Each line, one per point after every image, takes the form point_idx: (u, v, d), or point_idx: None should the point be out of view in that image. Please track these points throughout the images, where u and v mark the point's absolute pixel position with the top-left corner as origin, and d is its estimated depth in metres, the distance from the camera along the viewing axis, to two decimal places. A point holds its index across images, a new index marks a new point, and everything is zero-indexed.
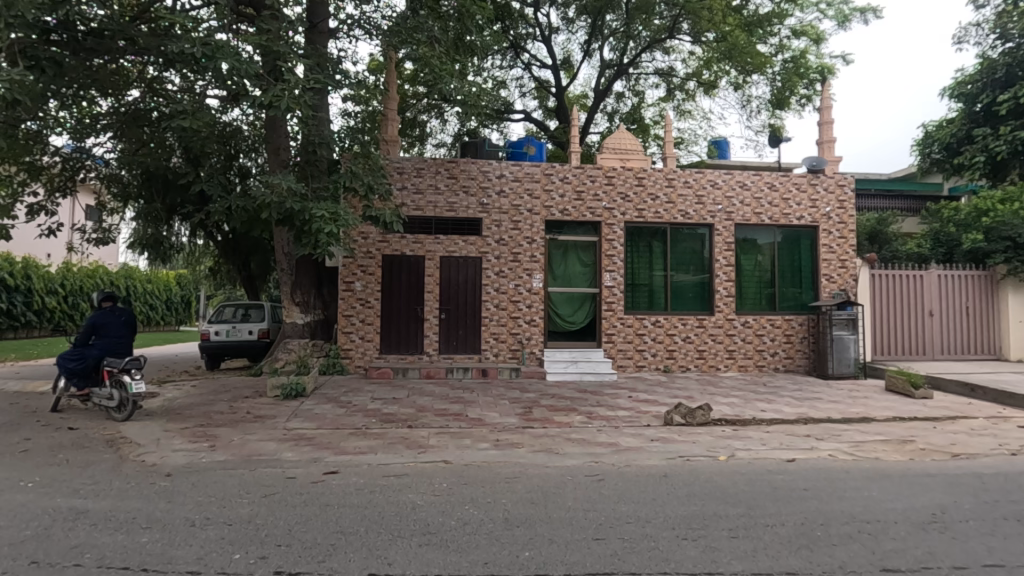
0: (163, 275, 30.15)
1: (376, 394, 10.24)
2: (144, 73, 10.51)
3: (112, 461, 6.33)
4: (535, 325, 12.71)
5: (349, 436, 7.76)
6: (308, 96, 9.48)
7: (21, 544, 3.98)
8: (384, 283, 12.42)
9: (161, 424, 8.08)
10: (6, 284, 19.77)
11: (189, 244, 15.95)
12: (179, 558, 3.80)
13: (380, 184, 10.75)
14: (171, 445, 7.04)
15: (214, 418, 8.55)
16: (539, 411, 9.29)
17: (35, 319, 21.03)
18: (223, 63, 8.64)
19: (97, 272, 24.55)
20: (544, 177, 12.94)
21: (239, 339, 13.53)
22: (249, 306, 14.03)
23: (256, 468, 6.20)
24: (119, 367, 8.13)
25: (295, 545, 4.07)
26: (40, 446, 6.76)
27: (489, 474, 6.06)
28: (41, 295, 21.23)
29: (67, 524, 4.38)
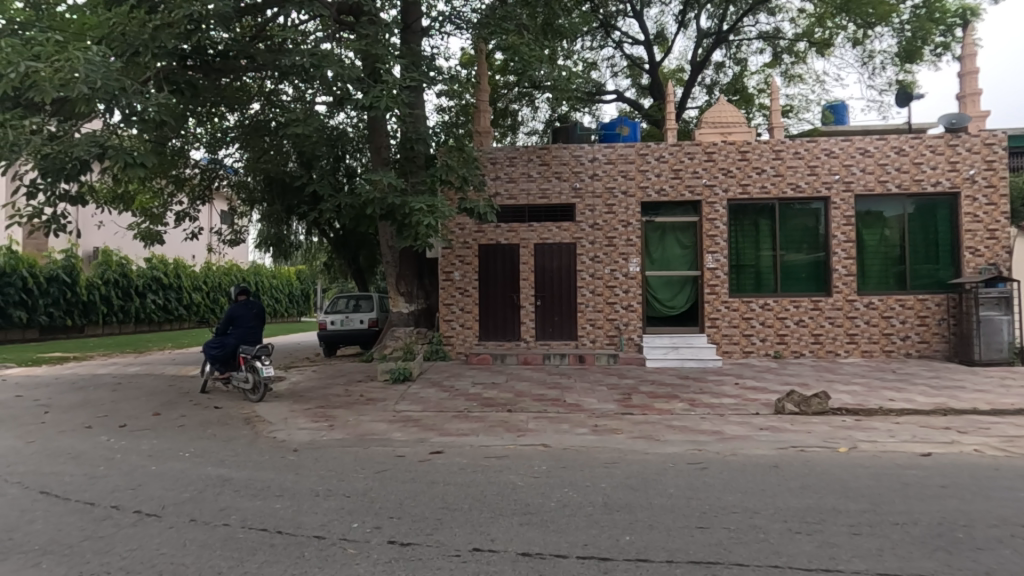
0: (286, 271, 33.19)
1: (476, 380, 10.62)
2: (262, 87, 11.58)
3: (249, 436, 7.14)
4: (633, 311, 12.45)
5: (453, 419, 8.12)
6: (404, 95, 9.94)
7: (182, 504, 4.63)
8: (481, 272, 12.76)
9: (288, 405, 8.97)
10: (162, 282, 22.89)
11: (306, 242, 17.42)
12: (306, 524, 4.22)
13: (474, 176, 11.00)
14: (298, 424, 7.79)
15: (332, 400, 9.34)
16: (639, 397, 9.11)
17: (185, 313, 24.18)
18: (329, 71, 9.29)
19: (233, 269, 27.64)
20: (638, 157, 12.55)
21: (352, 328, 14.59)
22: (360, 297, 15.09)
23: (370, 446, 6.69)
24: (252, 354, 9.14)
25: (405, 518, 4.35)
26: (193, 422, 7.78)
27: (587, 459, 6.06)
28: (189, 291, 24.33)
29: (215, 489, 5.01)
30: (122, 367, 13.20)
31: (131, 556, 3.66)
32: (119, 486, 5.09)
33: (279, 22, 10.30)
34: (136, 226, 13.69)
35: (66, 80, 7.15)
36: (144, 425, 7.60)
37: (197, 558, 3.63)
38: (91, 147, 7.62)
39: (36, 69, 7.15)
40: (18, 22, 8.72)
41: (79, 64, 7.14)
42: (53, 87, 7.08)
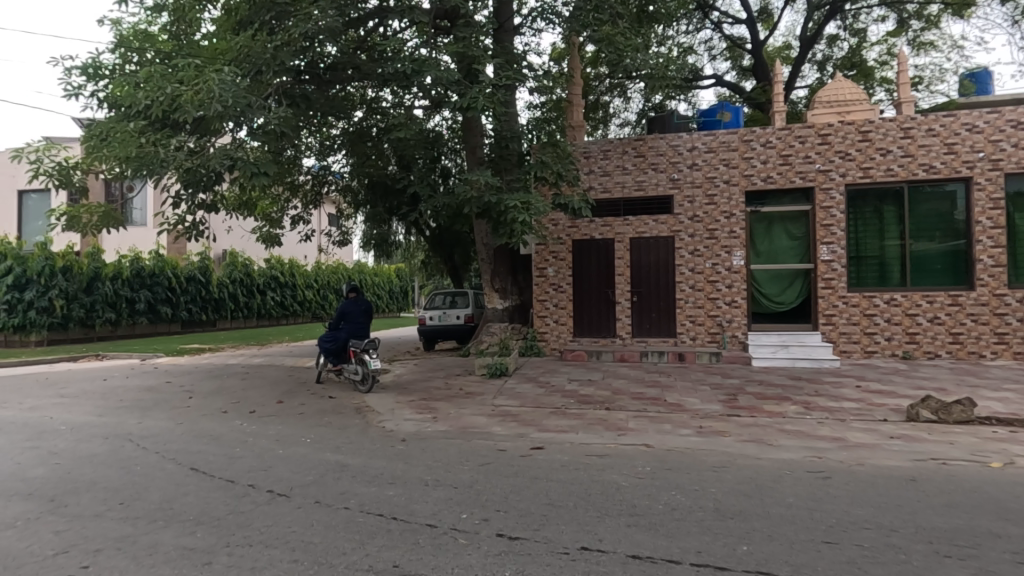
0: (386, 268, 35.04)
1: (572, 376, 10.57)
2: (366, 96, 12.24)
3: (361, 425, 7.60)
4: (737, 307, 11.78)
5: (551, 415, 8.14)
6: (499, 94, 10.06)
7: (307, 486, 5.01)
8: (576, 267, 12.67)
9: (394, 396, 9.44)
10: (280, 280, 25.05)
11: (405, 241, 18.24)
12: (419, 511, 4.41)
13: (569, 171, 10.91)
14: (403, 415, 8.18)
15: (434, 393, 9.71)
16: (746, 399, 8.60)
17: (299, 308, 26.31)
18: (429, 75, 9.61)
19: (340, 268, 29.62)
20: (742, 144, 11.83)
21: (449, 323, 15.06)
22: (456, 294, 15.54)
23: (472, 439, 6.87)
24: (361, 348, 9.78)
25: (511, 512, 4.41)
26: (311, 410, 8.42)
27: (694, 462, 5.81)
28: (302, 289, 26.44)
29: (335, 474, 5.38)
30: (249, 358, 14.60)
31: (267, 532, 4.01)
32: (254, 466, 5.61)
33: (381, 32, 10.81)
34: (258, 230, 15.05)
35: (204, 101, 7.95)
36: (270, 411, 8.34)
37: (324, 537, 3.91)
38: (224, 160, 8.43)
39: (181, 92, 8.03)
40: (165, 52, 9.85)
41: (214, 85, 7.91)
42: (194, 108, 7.91)
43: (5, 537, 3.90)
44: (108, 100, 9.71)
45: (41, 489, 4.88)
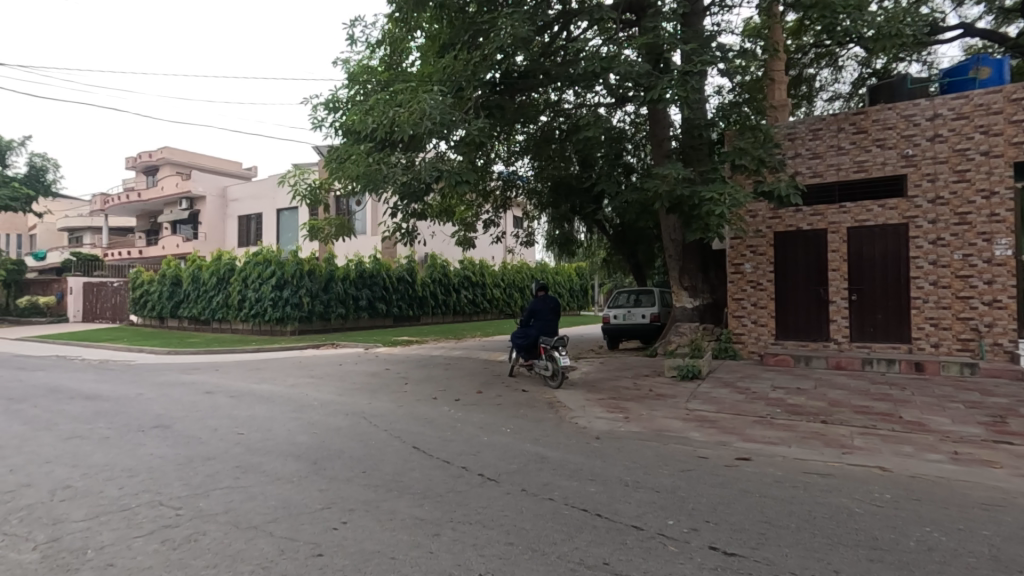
0: (567, 267, 35.78)
1: (776, 383, 9.57)
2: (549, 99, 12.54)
3: (555, 420, 7.81)
4: (1001, 308, 9.51)
5: (755, 424, 7.46)
6: (692, 80, 9.47)
7: (513, 474, 5.30)
8: (779, 263, 11.43)
9: (583, 393, 9.55)
10: (472, 280, 27.17)
11: (587, 239, 18.34)
12: (623, 512, 4.36)
13: (773, 156, 9.86)
14: (595, 413, 8.21)
15: (623, 392, 9.59)
16: (1020, 422, 6.87)
17: (488, 306, 28.23)
18: (617, 71, 9.47)
19: (524, 267, 31.06)
20: (1009, 104, 9.51)
21: (634, 322, 14.73)
22: (640, 293, 15.16)
23: (668, 443, 6.61)
24: (551, 344, 10.03)
25: (723, 525, 4.12)
26: (508, 402, 8.93)
27: (952, 494, 4.81)
28: (490, 287, 28.34)
29: (537, 464, 5.61)
30: (449, 350, 16.07)
31: (481, 513, 4.32)
32: (464, 450, 6.12)
33: (565, 36, 11.01)
34: (456, 234, 16.46)
35: (417, 120, 8.90)
36: (472, 401, 9.05)
37: (534, 525, 4.08)
38: (432, 172, 9.35)
39: (399, 115, 9.10)
40: (383, 82, 11.30)
41: (425, 105, 8.81)
42: (409, 127, 8.89)
43: (286, 489, 4.82)
44: (342, 128, 11.46)
45: (305, 452, 5.95)
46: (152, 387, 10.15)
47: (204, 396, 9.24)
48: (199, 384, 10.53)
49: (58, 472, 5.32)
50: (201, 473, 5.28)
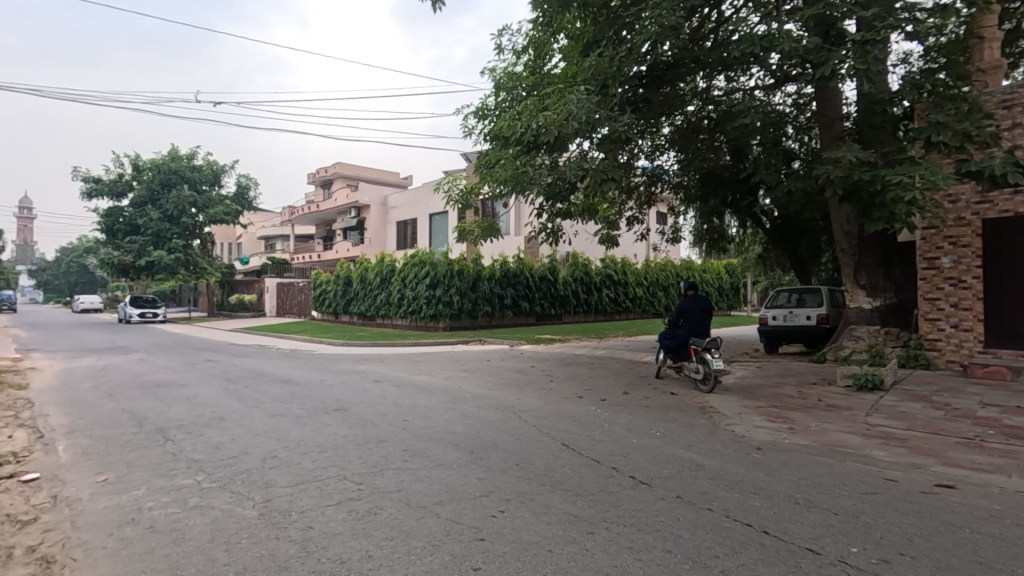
0: (715, 264, 33.67)
1: (987, 399, 8.03)
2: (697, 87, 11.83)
3: (709, 427, 7.39)
4: None
5: (959, 446, 6.33)
6: (875, 50, 8.28)
7: (667, 479, 5.12)
8: (989, 256, 9.59)
9: (739, 400, 8.90)
10: (614, 278, 26.83)
11: (740, 234, 17.05)
12: (794, 532, 3.98)
13: (982, 128, 8.29)
14: (754, 422, 7.61)
15: (786, 401, 8.75)
16: None
17: (630, 305, 27.64)
18: (780, 49, 8.61)
19: (668, 265, 29.84)
20: None
21: (797, 324, 13.35)
22: (804, 292, 13.73)
23: (845, 460, 5.90)
24: (702, 346, 9.49)
25: (923, 560, 3.57)
26: (657, 404, 8.64)
27: None
28: (633, 286, 27.73)
29: (692, 472, 5.35)
30: (592, 349, 15.99)
31: (635, 516, 4.23)
32: (614, 451, 6.05)
33: (717, 18, 10.32)
34: (599, 232, 16.33)
35: (563, 121, 8.98)
36: (619, 401, 8.92)
37: (693, 535, 3.91)
38: (577, 171, 9.35)
39: (547, 118, 9.21)
40: (529, 86, 11.60)
41: (571, 106, 8.86)
42: (555, 128, 8.99)
43: (448, 475, 5.18)
44: (491, 134, 11.99)
45: (462, 442, 6.34)
46: (333, 375, 11.57)
47: (373, 385, 10.28)
48: (370, 373, 11.76)
49: (266, 444, 6.30)
50: (375, 454, 5.89)
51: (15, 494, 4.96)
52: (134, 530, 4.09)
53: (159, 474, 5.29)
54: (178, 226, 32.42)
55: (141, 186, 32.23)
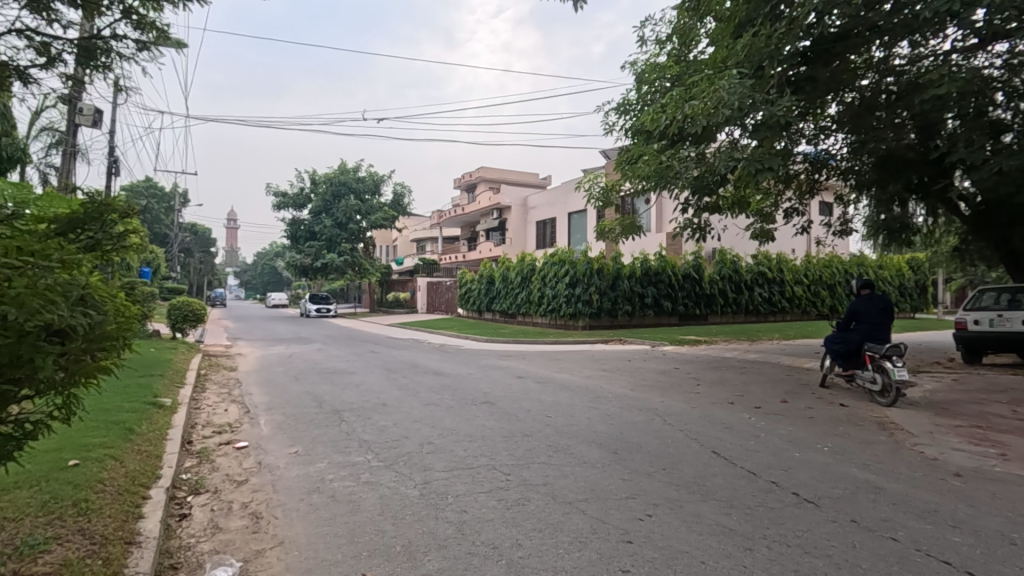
0: (895, 259, 29.36)
1: None
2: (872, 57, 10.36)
3: (890, 445, 6.47)
4: None
5: None
6: None
7: (838, 500, 4.59)
8: None
9: (929, 417, 7.67)
10: (768, 276, 24.72)
11: (928, 222, 14.71)
12: None
13: None
14: (951, 443, 6.50)
15: (994, 421, 7.34)
16: None
17: (788, 305, 25.23)
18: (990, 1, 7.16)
19: (835, 261, 26.69)
20: None
21: (1009, 330, 11.09)
22: (1018, 291, 11.25)
23: None
24: (881, 353, 8.32)
25: None
26: (823, 416, 7.78)
27: None
28: (791, 285, 25.30)
29: (870, 495, 4.73)
30: (744, 352, 14.88)
31: (800, 538, 3.85)
32: (773, 463, 5.57)
33: None
34: (751, 226, 15.16)
35: (712, 109, 8.47)
36: (776, 410, 8.18)
37: (874, 566, 3.46)
38: (728, 161, 8.77)
39: (694, 107, 8.74)
40: (675, 76, 11.11)
41: (722, 92, 8.33)
42: (703, 118, 8.52)
43: (593, 474, 5.18)
44: (633, 129, 11.73)
45: (606, 442, 6.30)
46: (480, 369, 12.20)
47: (517, 380, 10.63)
48: (514, 369, 12.19)
49: (423, 430, 6.84)
50: (521, 447, 6.09)
51: (232, 457, 5.98)
52: (320, 498, 4.70)
53: (337, 451, 6.02)
54: (346, 232, 36.50)
55: (318, 197, 36.89)
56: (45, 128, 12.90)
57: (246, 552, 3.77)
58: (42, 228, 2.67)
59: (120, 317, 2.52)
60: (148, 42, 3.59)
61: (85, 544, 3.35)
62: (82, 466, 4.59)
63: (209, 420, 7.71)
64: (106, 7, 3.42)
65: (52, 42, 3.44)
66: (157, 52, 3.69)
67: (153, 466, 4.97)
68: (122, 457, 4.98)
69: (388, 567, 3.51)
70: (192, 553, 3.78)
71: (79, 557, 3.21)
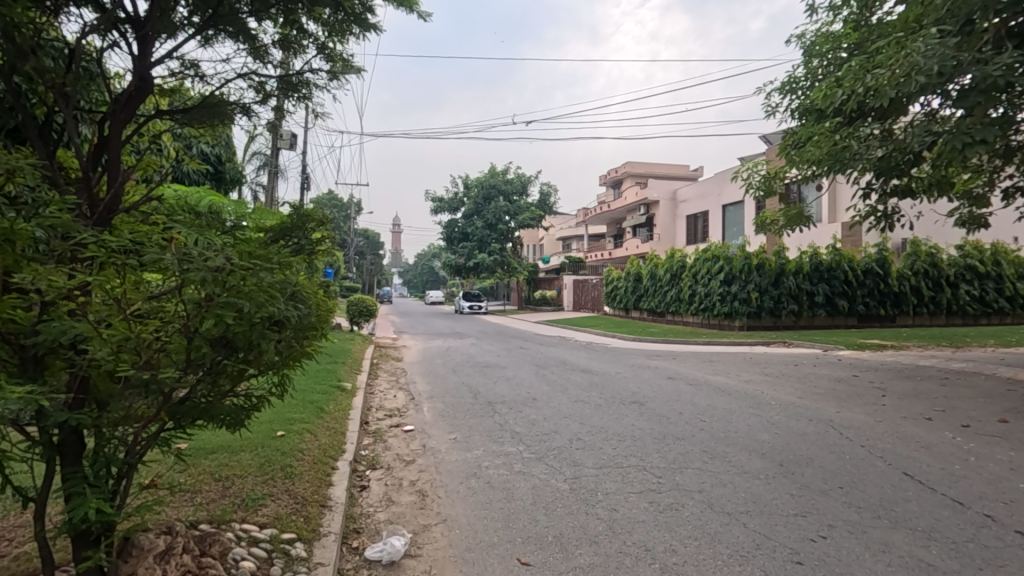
0: None
1: None
2: None
3: None
4: None
5: None
6: None
7: None
8: None
9: None
10: (978, 271, 20.72)
11: None
12: None
13: None
14: None
15: None
16: None
17: (1007, 306, 20.98)
18: None
19: None
20: None
21: None
22: None
23: None
24: None
25: None
26: None
27: None
28: (1012, 281, 20.92)
29: None
30: (946, 360, 12.64)
31: None
32: (988, 494, 4.66)
33: None
34: (956, 212, 12.76)
35: (903, 77, 7.28)
36: (992, 431, 6.81)
37: None
38: (924, 136, 7.49)
39: (879, 77, 7.60)
40: (853, 45, 9.78)
41: (917, 55, 7.08)
42: (890, 88, 7.35)
43: (756, 485, 4.81)
44: (801, 108, 10.60)
45: (771, 452, 5.79)
46: (628, 368, 12.00)
47: (668, 381, 10.23)
48: (665, 370, 11.77)
49: (572, 426, 6.92)
50: (674, 450, 5.86)
51: (401, 439, 6.63)
52: (477, 482, 5.00)
53: (492, 440, 6.34)
54: (496, 232, 38.24)
55: (470, 201, 39.13)
56: (256, 152, 15.44)
57: (415, 526, 4.15)
58: (260, 236, 3.19)
59: (320, 311, 2.92)
60: (336, 72, 4.04)
61: (291, 503, 3.96)
62: (288, 436, 5.43)
63: (381, 404, 8.63)
64: (305, 46, 3.94)
65: (265, 80, 4.06)
66: (343, 81, 4.15)
67: (338, 441, 5.71)
68: (315, 431, 5.78)
69: (541, 554, 3.62)
70: (370, 520, 4.26)
71: (287, 513, 3.80)
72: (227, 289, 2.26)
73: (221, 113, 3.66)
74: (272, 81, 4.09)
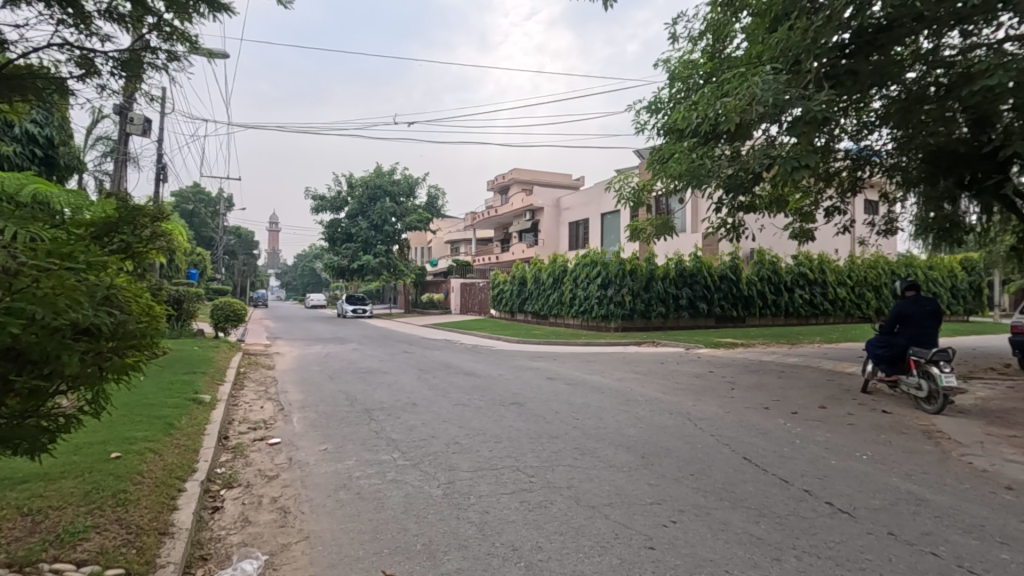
0: (947, 259, 27.71)
1: None
2: (915, 47, 8.77)
3: (937, 454, 6.08)
4: None
5: None
6: None
7: (875, 511, 4.38)
8: None
9: (980, 426, 7.19)
10: (809, 278, 23.96)
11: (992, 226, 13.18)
12: None
13: None
14: (1003, 454, 6.05)
15: None
16: None
17: (830, 307, 24.41)
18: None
19: (880, 262, 25.72)
20: None
21: None
22: None
23: None
24: (927, 358, 7.76)
25: None
26: (866, 423, 7.41)
27: None
28: (833, 286, 24.45)
29: (911, 507, 4.49)
30: (784, 356, 14.38)
31: (821, 549, 3.71)
32: (807, 471, 5.38)
33: None
34: (791, 226, 14.54)
35: (746, 105, 8.20)
36: (814, 416, 7.89)
37: None
38: (763, 159, 8.50)
39: (726, 104, 8.50)
40: (707, 73, 10.80)
41: (756, 88, 8.05)
42: (736, 115, 8.24)
43: (620, 478, 5.11)
44: (664, 127, 11.56)
45: (635, 445, 6.20)
46: (510, 370, 12.24)
47: (547, 381, 10.59)
48: (545, 371, 12.16)
49: (451, 430, 6.89)
50: (547, 449, 6.05)
51: (265, 453, 6.16)
52: (347, 494, 4.79)
53: (366, 449, 6.12)
54: (382, 234, 37.13)
55: (354, 200, 37.71)
56: (98, 138, 13.61)
57: (272, 546, 3.87)
58: (82, 231, 2.82)
59: (146, 318, 2.61)
60: (180, 52, 3.68)
61: (121, 533, 3.50)
62: (125, 458, 4.82)
63: (245, 416, 7.99)
64: (142, 21, 3.55)
65: (92, 54, 3.59)
66: (188, 62, 3.79)
67: (190, 460, 5.16)
68: (161, 451, 5.18)
69: (407, 564, 3.55)
70: (221, 545, 3.90)
71: (115, 545, 3.35)
72: (16, 292, 1.95)
73: (27, 87, 3.16)
74: (104, 56, 3.63)
